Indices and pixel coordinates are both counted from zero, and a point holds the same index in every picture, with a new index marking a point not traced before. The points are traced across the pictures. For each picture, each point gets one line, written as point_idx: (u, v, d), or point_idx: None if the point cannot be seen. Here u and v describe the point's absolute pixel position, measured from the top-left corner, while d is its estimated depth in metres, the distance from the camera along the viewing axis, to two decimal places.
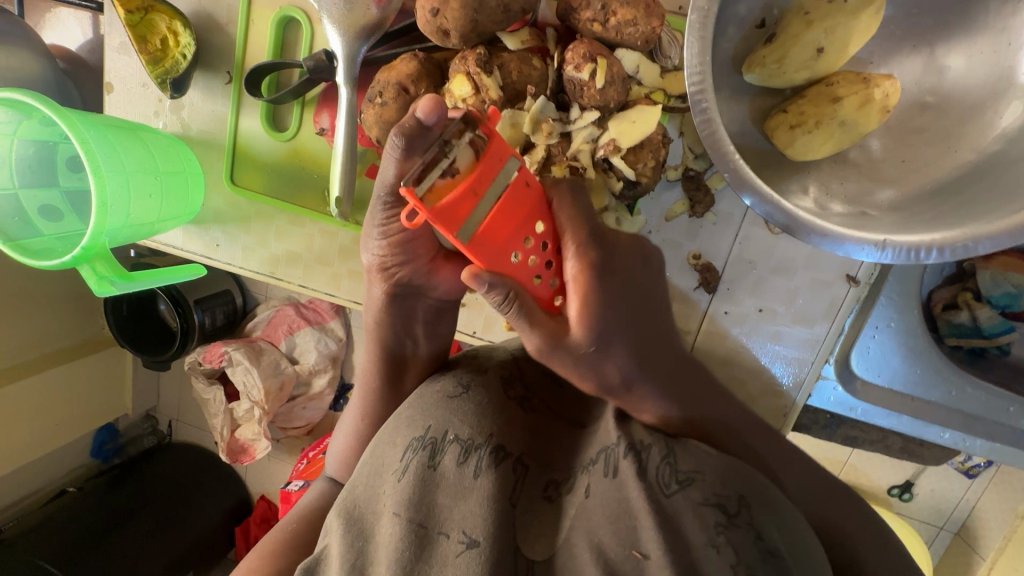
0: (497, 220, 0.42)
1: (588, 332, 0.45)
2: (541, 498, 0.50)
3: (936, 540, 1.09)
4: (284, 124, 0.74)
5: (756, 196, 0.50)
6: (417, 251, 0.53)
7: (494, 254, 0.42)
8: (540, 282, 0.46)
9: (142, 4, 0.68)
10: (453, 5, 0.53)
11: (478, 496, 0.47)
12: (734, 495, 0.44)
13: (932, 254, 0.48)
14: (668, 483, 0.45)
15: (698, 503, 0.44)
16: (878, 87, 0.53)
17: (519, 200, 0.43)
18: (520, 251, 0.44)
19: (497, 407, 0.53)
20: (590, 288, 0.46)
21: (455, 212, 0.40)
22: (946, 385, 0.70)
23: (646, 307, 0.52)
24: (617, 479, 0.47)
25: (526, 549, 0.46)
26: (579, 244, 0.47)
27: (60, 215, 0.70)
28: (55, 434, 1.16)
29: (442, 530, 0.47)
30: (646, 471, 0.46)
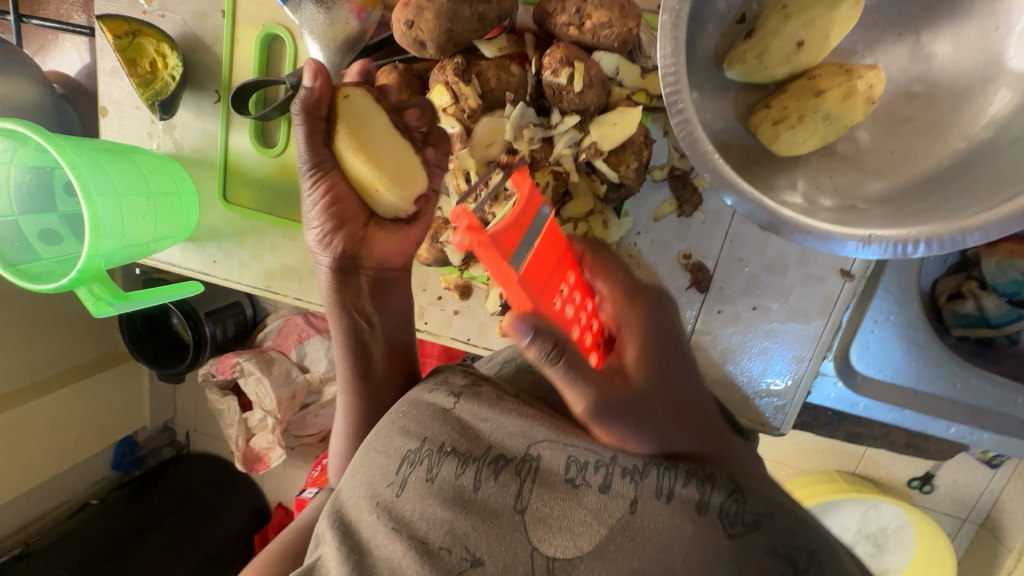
0: (540, 254, 0.42)
1: (646, 378, 0.41)
2: (563, 488, 0.44)
3: (960, 532, 1.06)
4: (273, 140, 0.74)
5: (737, 196, 0.49)
6: (349, 213, 0.52)
7: (540, 293, 0.41)
8: (580, 328, 0.44)
9: (130, 28, 0.70)
10: (427, 16, 0.53)
11: (473, 512, 0.45)
12: (805, 547, 0.40)
13: (919, 247, 0.47)
14: (732, 522, 0.41)
15: (763, 551, 0.39)
16: (861, 78, 0.52)
17: (555, 243, 0.45)
18: (561, 295, 0.43)
19: (499, 412, 0.50)
20: (648, 338, 0.43)
21: (509, 234, 0.40)
22: (950, 378, 0.68)
23: (688, 357, 0.47)
24: (670, 505, 0.41)
25: (542, 546, 0.42)
26: (613, 287, 0.46)
27: (60, 238, 0.72)
28: (75, 449, 1.19)
29: (442, 545, 0.44)
30: (707, 506, 0.41)
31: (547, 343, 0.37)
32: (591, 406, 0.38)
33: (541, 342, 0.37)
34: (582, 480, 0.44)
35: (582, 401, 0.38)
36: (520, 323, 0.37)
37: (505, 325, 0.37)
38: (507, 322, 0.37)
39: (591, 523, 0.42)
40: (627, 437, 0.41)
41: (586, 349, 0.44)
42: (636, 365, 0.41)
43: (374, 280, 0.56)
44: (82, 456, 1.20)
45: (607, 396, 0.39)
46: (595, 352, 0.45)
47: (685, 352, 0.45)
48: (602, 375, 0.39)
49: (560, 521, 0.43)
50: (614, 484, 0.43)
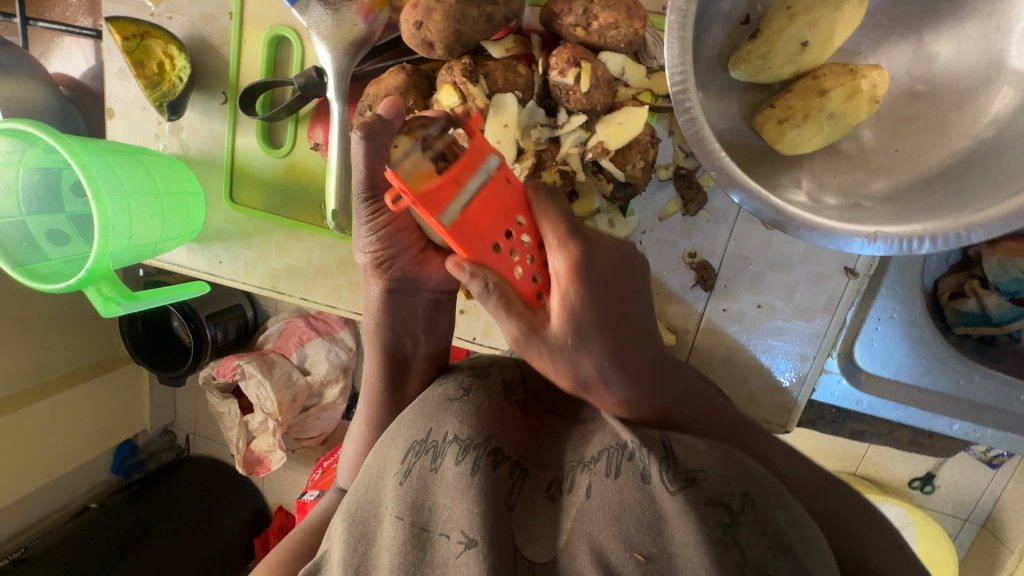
0: (475, 211, 0.43)
1: (566, 325, 0.45)
2: (541, 504, 0.45)
3: (961, 532, 1.07)
4: (280, 141, 0.75)
5: (744, 193, 0.50)
6: (405, 243, 0.53)
7: (476, 245, 0.44)
8: (523, 274, 0.46)
9: (138, 30, 0.70)
10: (436, 18, 0.54)
11: (474, 494, 0.44)
12: (737, 491, 0.39)
13: (925, 244, 0.47)
14: (674, 480, 0.40)
15: (700, 504, 0.38)
16: (866, 77, 0.52)
17: (499, 197, 0.45)
18: (504, 243, 0.45)
19: (502, 410, 0.51)
20: (576, 287, 0.45)
21: (438, 196, 0.42)
22: (953, 375, 0.69)
23: (624, 297, 0.50)
24: (620, 480, 0.41)
25: (525, 550, 0.43)
26: (561, 239, 0.46)
27: (68, 239, 0.72)
28: (76, 451, 1.18)
29: (442, 532, 0.44)
30: (651, 474, 0.40)
31: (480, 287, 0.43)
32: (516, 340, 0.45)
33: (476, 281, 0.43)
34: (557, 490, 0.45)
35: (511, 333, 0.45)
36: (461, 268, 0.43)
37: (449, 266, 0.44)
38: (448, 266, 0.44)
39: (563, 523, 0.43)
40: (562, 368, 0.46)
41: (532, 290, 0.47)
42: (565, 311, 0.45)
43: (428, 301, 0.60)
44: (82, 459, 1.20)
45: (529, 329, 0.45)
46: (542, 293, 0.47)
47: (631, 299, 0.50)
48: (530, 311, 0.45)
49: (538, 529, 0.44)
50: (579, 480, 0.44)
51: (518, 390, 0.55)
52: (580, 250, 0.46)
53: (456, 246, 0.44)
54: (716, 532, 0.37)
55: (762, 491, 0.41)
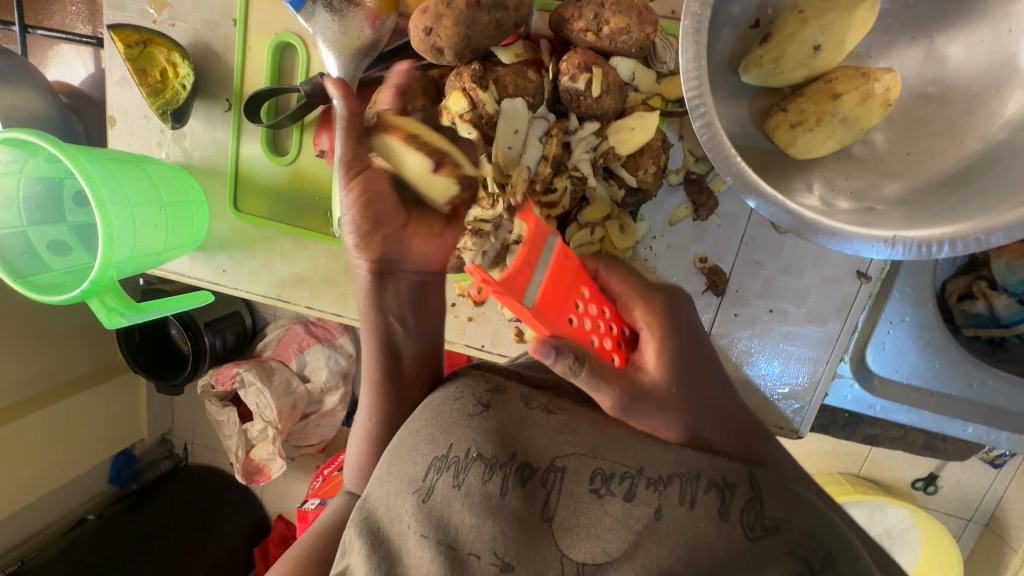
0: (551, 289, 0.42)
1: (666, 374, 0.47)
2: (588, 499, 0.43)
3: (965, 533, 1.06)
4: (285, 148, 0.74)
5: (761, 199, 0.49)
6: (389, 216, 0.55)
7: (553, 322, 0.42)
8: (596, 341, 0.46)
9: (141, 38, 0.69)
10: (446, 23, 0.54)
11: (507, 520, 0.43)
12: (820, 549, 0.40)
13: (943, 248, 0.47)
14: (752, 526, 0.41)
15: (783, 554, 0.40)
16: (878, 81, 0.52)
17: (567, 269, 0.44)
18: (575, 315, 0.44)
19: (524, 424, 0.48)
20: (666, 339, 0.49)
21: (519, 280, 0.39)
22: (965, 378, 0.68)
23: (704, 357, 0.52)
24: (694, 511, 0.41)
25: (572, 553, 0.41)
26: (645, 301, 0.51)
27: (70, 249, 0.71)
28: (72, 464, 1.17)
29: (472, 550, 0.43)
30: (728, 511, 0.41)
31: (568, 358, 0.41)
32: (617, 402, 0.45)
33: (563, 358, 0.41)
34: (606, 489, 0.43)
35: (610, 398, 0.45)
36: (544, 346, 0.40)
37: (529, 350, 0.40)
38: (532, 347, 0.40)
39: (617, 531, 0.42)
40: (660, 422, 0.46)
41: (608, 352, 0.47)
42: (658, 363, 0.48)
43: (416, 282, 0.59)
44: (75, 471, 1.18)
45: (626, 390, 0.45)
46: (616, 354, 0.48)
47: (691, 334, 0.51)
48: (622, 371, 0.46)
49: (585, 526, 0.42)
50: (639, 492, 0.43)
51: (539, 396, 0.51)
52: (661, 303, 0.51)
53: (534, 326, 0.41)
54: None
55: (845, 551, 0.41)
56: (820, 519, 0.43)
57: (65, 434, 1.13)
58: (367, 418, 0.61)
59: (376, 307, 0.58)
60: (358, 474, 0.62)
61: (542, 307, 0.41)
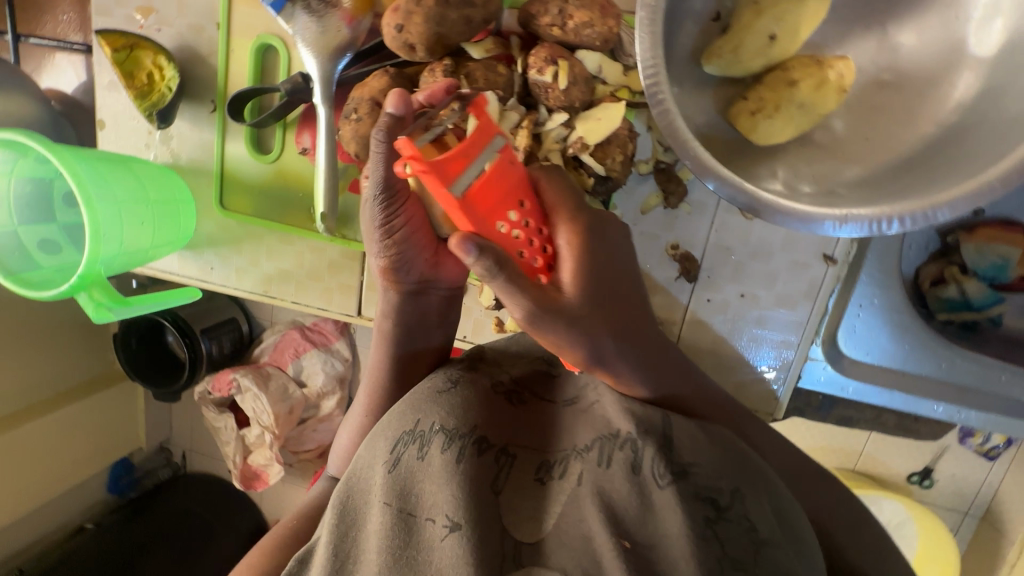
0: (483, 189, 0.47)
1: (577, 289, 0.50)
2: (531, 486, 0.45)
3: (961, 526, 1.07)
4: (268, 147, 0.76)
5: (718, 181, 0.51)
6: (419, 245, 0.57)
7: (480, 220, 0.47)
8: (524, 257, 0.50)
9: (127, 42, 0.73)
10: (417, 20, 0.56)
11: (462, 481, 0.43)
12: (726, 487, 0.43)
13: (894, 224, 0.49)
14: (662, 474, 0.42)
15: (690, 496, 0.41)
16: (832, 68, 0.55)
17: (504, 177, 0.49)
18: (506, 222, 0.49)
19: (491, 404, 0.51)
20: (580, 254, 0.51)
21: (450, 167, 0.45)
22: (935, 358, 0.70)
23: (623, 299, 0.55)
24: (609, 470, 0.43)
25: (513, 530, 0.43)
26: (569, 219, 0.52)
27: (59, 248, 0.73)
28: (72, 471, 1.18)
29: (428, 517, 0.44)
30: (641, 464, 0.43)
31: (486, 260, 0.44)
32: (529, 314, 0.47)
33: (482, 259, 0.44)
34: (548, 474, 0.45)
35: (524, 309, 0.48)
36: (466, 242, 0.44)
37: (454, 242, 0.44)
38: (455, 243, 0.44)
39: (550, 505, 0.44)
40: (566, 340, 0.50)
41: (534, 271, 0.51)
42: (574, 283, 0.50)
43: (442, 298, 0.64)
44: (75, 480, 1.20)
45: (542, 304, 0.47)
46: (544, 273, 0.51)
47: (614, 267, 0.55)
48: (540, 288, 0.48)
49: (527, 509, 0.44)
50: (571, 467, 0.45)
51: (506, 384, 0.55)
52: (584, 224, 0.52)
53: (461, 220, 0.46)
54: (701, 525, 0.40)
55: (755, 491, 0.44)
56: (740, 464, 0.45)
57: (66, 440, 1.15)
58: (363, 410, 0.67)
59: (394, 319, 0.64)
60: (344, 456, 0.67)
61: (469, 200, 0.46)
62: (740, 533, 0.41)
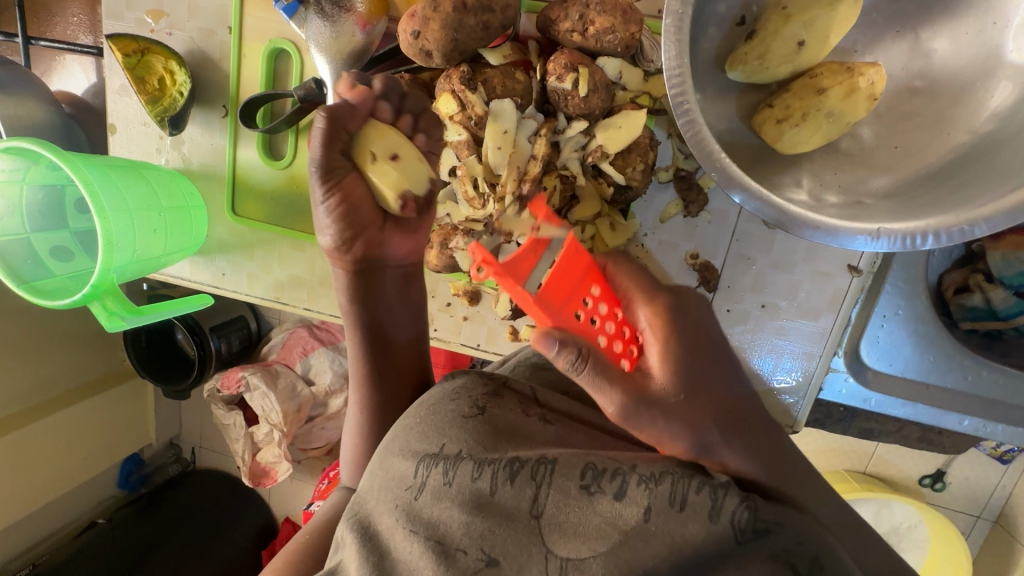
0: (556, 281, 0.42)
1: (673, 379, 0.40)
2: (578, 495, 0.43)
3: (974, 530, 1.05)
4: (280, 152, 0.75)
5: (746, 194, 0.49)
6: (363, 219, 0.55)
7: (557, 313, 0.41)
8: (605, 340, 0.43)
9: (139, 47, 0.71)
10: (434, 26, 0.54)
11: (499, 519, 0.43)
12: (808, 555, 0.39)
13: (928, 240, 0.47)
14: (744, 530, 0.39)
15: (768, 557, 0.38)
16: (863, 75, 0.52)
17: (575, 260, 0.44)
18: (583, 310, 0.43)
19: (517, 428, 0.49)
20: (670, 336, 0.41)
21: (518, 267, 0.44)
22: (960, 370, 0.68)
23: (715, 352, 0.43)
24: (683, 514, 0.40)
25: (557, 548, 0.40)
26: (645, 297, 0.44)
27: (72, 255, 0.73)
28: (81, 469, 1.19)
29: (461, 546, 0.42)
30: (719, 512, 0.39)
31: (573, 353, 0.38)
32: (623, 410, 0.39)
33: (566, 352, 0.38)
34: (596, 485, 0.43)
35: (615, 404, 0.39)
36: (547, 337, 0.38)
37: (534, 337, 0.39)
38: (535, 338, 0.38)
39: (603, 528, 0.41)
40: (665, 433, 0.40)
41: (619, 355, 0.43)
42: (665, 367, 0.41)
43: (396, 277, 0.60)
44: (82, 478, 1.19)
45: (635, 398, 0.39)
46: (626, 358, 0.43)
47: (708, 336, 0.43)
48: (626, 374, 0.40)
49: (572, 524, 0.41)
50: (628, 490, 0.42)
51: (534, 407, 0.52)
52: (667, 304, 0.43)
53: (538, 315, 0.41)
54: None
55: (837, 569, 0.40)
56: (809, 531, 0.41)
57: (71, 443, 1.15)
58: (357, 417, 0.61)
59: (355, 301, 0.58)
60: (352, 464, 0.63)
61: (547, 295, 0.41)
62: None
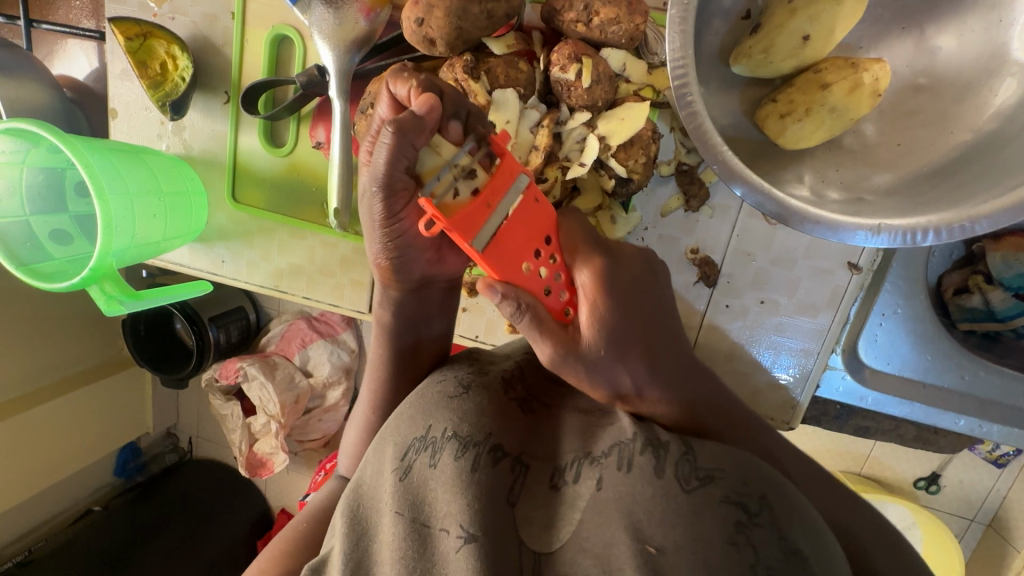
0: (507, 232, 0.45)
1: (599, 334, 0.45)
2: (547, 492, 0.44)
3: (967, 533, 1.06)
4: (282, 140, 0.75)
5: (747, 187, 0.50)
6: (421, 247, 0.50)
7: (506, 263, 0.45)
8: (551, 294, 0.47)
9: (142, 30, 0.70)
10: (438, 14, 0.54)
11: (470, 492, 0.43)
12: (756, 493, 0.39)
13: (929, 236, 0.47)
14: (688, 479, 0.39)
15: (718, 502, 0.38)
16: (868, 71, 0.52)
17: (529, 216, 0.46)
18: (532, 263, 0.46)
19: (501, 409, 0.49)
20: (602, 297, 0.45)
21: (471, 220, 0.43)
22: (957, 370, 0.69)
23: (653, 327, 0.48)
24: (631, 474, 0.40)
25: (530, 542, 0.42)
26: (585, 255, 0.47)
27: (71, 239, 0.72)
28: (81, 454, 1.19)
29: (441, 526, 0.43)
30: (663, 468, 0.40)
31: (510, 305, 0.44)
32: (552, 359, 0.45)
33: (506, 303, 0.44)
34: (562, 480, 0.44)
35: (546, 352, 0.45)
36: (491, 288, 0.44)
37: (479, 287, 0.44)
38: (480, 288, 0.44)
39: (571, 511, 0.42)
40: (592, 379, 0.46)
41: (563, 306, 0.47)
42: (592, 323, 0.45)
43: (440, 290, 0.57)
44: (79, 465, 1.19)
45: (563, 348, 0.45)
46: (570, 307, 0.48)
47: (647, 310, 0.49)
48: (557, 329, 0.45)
49: (545, 518, 0.43)
50: (584, 471, 0.43)
51: (516, 391, 0.52)
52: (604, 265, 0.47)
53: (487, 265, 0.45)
54: (731, 532, 0.37)
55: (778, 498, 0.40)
56: (759, 470, 0.41)
57: (68, 430, 1.15)
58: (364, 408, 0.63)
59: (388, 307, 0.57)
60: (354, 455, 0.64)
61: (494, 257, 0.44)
62: (767, 541, 0.37)
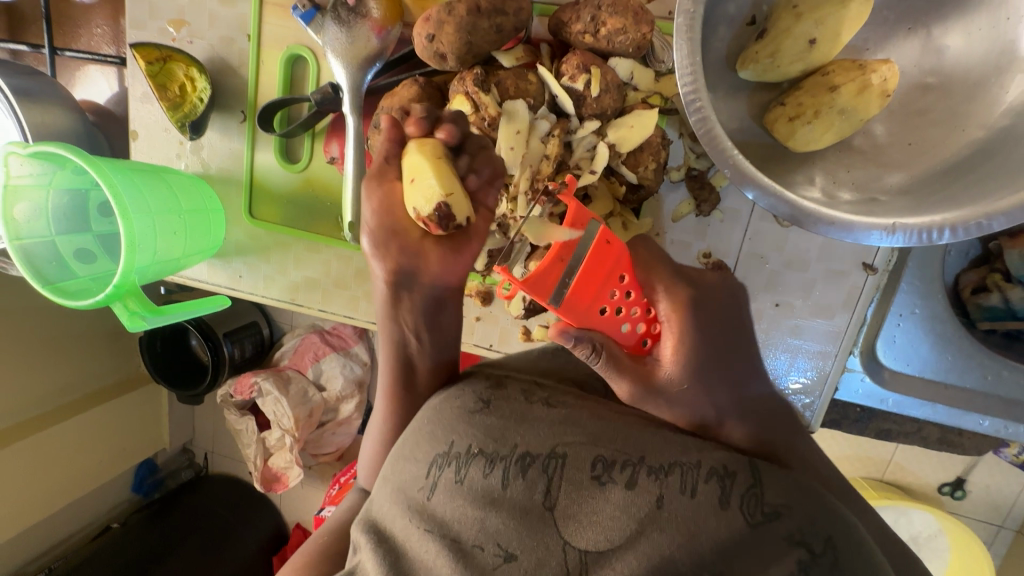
0: (584, 281, 0.45)
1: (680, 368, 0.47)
2: (589, 486, 0.44)
3: (995, 540, 1.03)
4: (297, 156, 0.77)
5: (758, 189, 0.50)
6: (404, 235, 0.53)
7: (584, 313, 0.46)
8: (628, 329, 0.48)
9: (161, 55, 0.72)
10: (448, 30, 0.56)
11: (510, 512, 0.44)
12: (822, 533, 0.43)
13: (945, 234, 0.47)
14: (754, 513, 0.43)
15: (782, 538, 0.42)
16: (875, 72, 0.53)
17: (598, 260, 0.45)
18: (609, 303, 0.46)
19: (525, 417, 0.49)
20: (685, 326, 0.47)
21: (545, 280, 0.44)
22: (980, 370, 0.67)
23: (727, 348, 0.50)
24: (695, 500, 0.43)
25: (575, 543, 0.42)
26: (667, 286, 0.48)
27: (94, 257, 0.75)
28: (100, 471, 1.21)
29: (477, 544, 0.44)
30: (729, 498, 0.43)
31: (587, 349, 0.45)
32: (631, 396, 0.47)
33: (583, 347, 0.45)
34: (608, 480, 0.44)
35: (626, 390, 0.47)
36: (564, 334, 0.45)
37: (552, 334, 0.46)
38: (553, 334, 0.45)
39: (619, 518, 0.43)
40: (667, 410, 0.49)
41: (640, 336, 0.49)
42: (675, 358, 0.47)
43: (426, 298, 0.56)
44: (98, 482, 1.21)
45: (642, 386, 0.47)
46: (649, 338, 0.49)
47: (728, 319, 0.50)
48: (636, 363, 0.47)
49: (589, 517, 0.43)
50: (640, 481, 0.44)
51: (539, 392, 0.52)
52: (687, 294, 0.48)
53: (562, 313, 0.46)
54: (795, 568, 0.41)
55: (843, 532, 0.44)
56: (823, 507, 0.45)
57: (87, 446, 1.16)
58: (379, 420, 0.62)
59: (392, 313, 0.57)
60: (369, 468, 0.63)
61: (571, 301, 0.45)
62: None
